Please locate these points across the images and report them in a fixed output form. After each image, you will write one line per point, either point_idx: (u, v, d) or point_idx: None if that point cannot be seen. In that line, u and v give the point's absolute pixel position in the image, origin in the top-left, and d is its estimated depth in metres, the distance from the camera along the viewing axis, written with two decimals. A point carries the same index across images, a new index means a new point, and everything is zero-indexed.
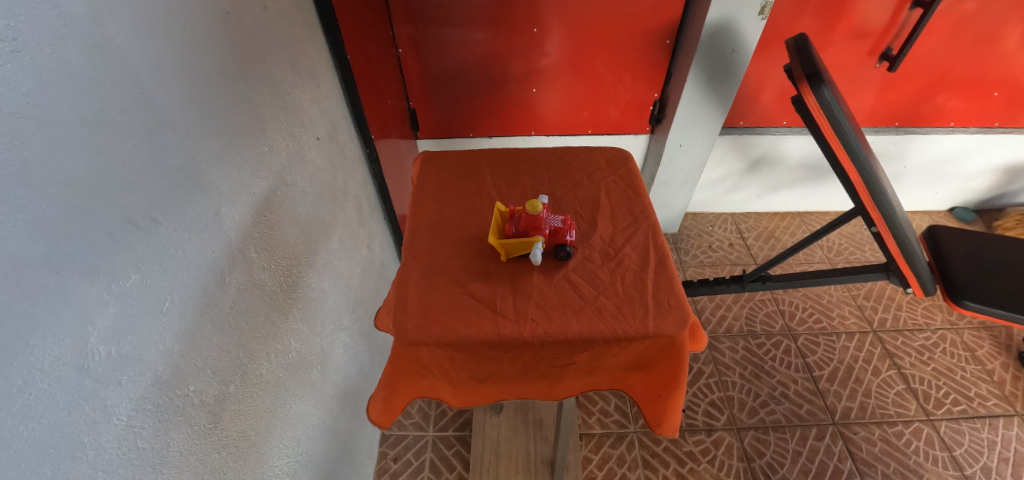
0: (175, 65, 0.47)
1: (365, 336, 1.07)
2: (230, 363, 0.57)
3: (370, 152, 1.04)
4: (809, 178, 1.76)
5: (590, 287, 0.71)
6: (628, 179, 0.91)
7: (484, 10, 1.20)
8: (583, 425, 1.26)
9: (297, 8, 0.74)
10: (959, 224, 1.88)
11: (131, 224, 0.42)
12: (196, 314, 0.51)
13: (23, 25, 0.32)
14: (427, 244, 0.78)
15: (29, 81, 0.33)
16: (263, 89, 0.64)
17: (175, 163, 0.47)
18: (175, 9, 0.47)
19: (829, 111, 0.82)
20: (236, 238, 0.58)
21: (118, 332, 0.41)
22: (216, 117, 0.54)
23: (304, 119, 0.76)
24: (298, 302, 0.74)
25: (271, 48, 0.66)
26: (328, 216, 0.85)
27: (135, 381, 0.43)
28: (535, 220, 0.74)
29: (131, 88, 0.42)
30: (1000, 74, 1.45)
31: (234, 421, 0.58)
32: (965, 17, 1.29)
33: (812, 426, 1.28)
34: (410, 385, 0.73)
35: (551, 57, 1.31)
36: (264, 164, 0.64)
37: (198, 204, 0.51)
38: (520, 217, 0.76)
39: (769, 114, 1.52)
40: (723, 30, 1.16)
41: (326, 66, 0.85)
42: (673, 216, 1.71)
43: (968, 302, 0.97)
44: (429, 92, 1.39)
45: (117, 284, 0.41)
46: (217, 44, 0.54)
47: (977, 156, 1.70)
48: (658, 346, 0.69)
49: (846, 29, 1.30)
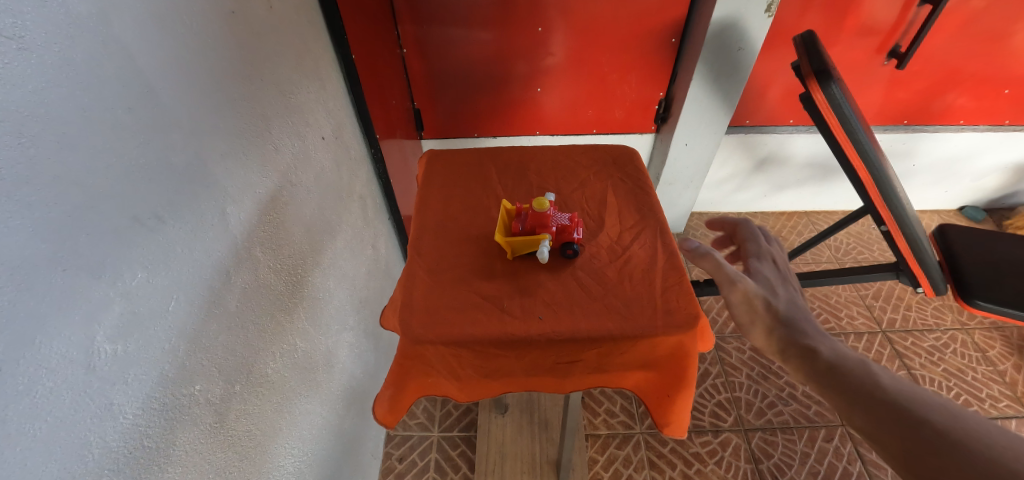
0: (180, 63, 0.47)
1: (371, 336, 1.07)
2: (235, 362, 0.57)
3: (375, 152, 1.04)
4: (816, 177, 1.74)
5: (598, 285, 0.71)
6: (635, 176, 0.91)
7: (488, 10, 1.20)
8: (589, 426, 1.26)
9: (302, 8, 0.74)
10: (969, 223, 1.86)
11: (138, 222, 0.42)
12: (201, 314, 0.51)
13: (29, 23, 0.32)
14: (433, 242, 0.78)
15: (35, 79, 0.33)
16: (269, 89, 0.64)
17: (181, 161, 0.47)
18: (181, 7, 0.47)
19: (837, 107, 0.81)
20: (241, 237, 0.58)
21: (124, 330, 0.41)
22: (222, 115, 0.54)
23: (310, 118, 0.76)
24: (304, 301, 0.74)
25: (277, 46, 0.66)
26: (334, 216, 0.85)
27: (141, 380, 0.43)
28: (542, 218, 0.74)
29: (137, 86, 0.41)
30: (1011, 71, 1.43)
31: (240, 420, 0.58)
32: (974, 14, 1.27)
33: (821, 428, 1.27)
34: (416, 385, 0.73)
35: (555, 56, 1.31)
36: (271, 163, 0.65)
37: (204, 203, 0.51)
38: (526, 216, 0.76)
39: (776, 113, 1.51)
40: (730, 28, 1.15)
41: (332, 66, 0.85)
42: (679, 216, 1.70)
43: (979, 302, 0.96)
44: (434, 92, 1.39)
45: (123, 282, 0.40)
46: (223, 43, 0.54)
47: (987, 154, 1.68)
48: (667, 346, 0.68)
49: (854, 26, 1.28)
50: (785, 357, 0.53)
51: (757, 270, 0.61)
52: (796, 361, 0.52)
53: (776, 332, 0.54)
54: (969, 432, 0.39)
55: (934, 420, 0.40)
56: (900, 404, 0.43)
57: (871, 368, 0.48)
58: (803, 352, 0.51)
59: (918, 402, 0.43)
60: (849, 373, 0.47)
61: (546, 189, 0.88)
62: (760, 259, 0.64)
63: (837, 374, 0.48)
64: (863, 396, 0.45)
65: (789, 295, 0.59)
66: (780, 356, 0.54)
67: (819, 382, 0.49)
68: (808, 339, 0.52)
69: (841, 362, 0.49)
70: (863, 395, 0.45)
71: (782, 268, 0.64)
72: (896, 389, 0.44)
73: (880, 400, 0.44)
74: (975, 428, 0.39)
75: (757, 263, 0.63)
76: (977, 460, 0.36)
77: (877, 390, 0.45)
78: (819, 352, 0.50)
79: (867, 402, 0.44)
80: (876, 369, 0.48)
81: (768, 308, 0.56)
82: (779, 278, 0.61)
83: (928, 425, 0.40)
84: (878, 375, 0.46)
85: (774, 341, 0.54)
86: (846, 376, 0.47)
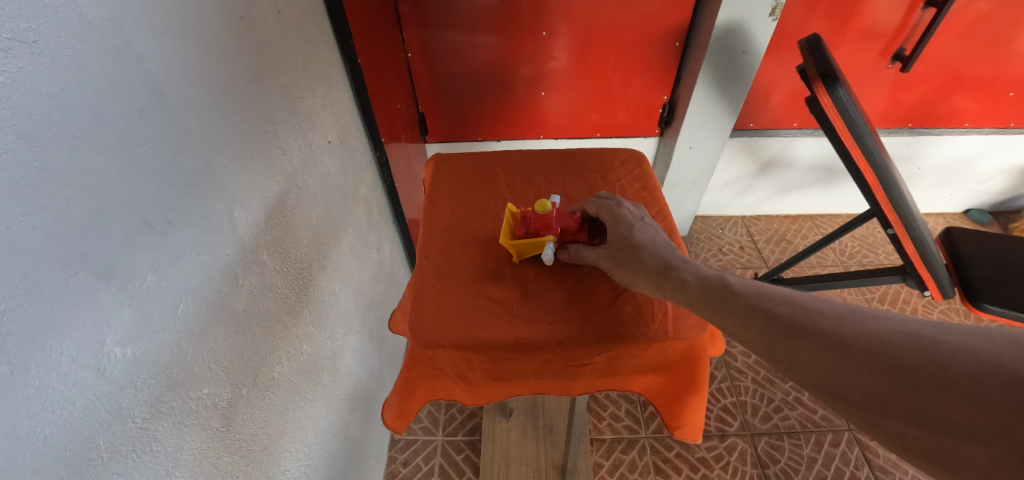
0: (190, 67, 0.47)
1: (375, 339, 1.06)
2: (242, 365, 0.57)
3: (380, 156, 1.04)
4: (820, 180, 1.74)
5: (606, 288, 0.71)
6: (643, 180, 0.90)
7: (492, 14, 1.21)
8: (594, 430, 1.25)
9: (309, 12, 0.74)
10: (975, 226, 1.85)
11: (148, 226, 0.42)
12: (209, 318, 0.51)
13: (44, 29, 0.33)
14: (441, 245, 0.78)
15: (48, 83, 0.33)
16: (276, 93, 0.64)
17: (190, 165, 0.47)
18: (191, 12, 0.47)
19: (844, 111, 0.81)
20: (249, 240, 0.58)
21: (134, 334, 0.41)
22: (230, 119, 0.54)
23: (315, 122, 0.76)
24: (310, 305, 0.74)
25: (285, 51, 0.67)
26: (339, 219, 0.85)
27: (150, 383, 0.43)
28: (543, 219, 0.74)
29: (148, 91, 0.42)
30: (1016, 74, 1.42)
31: (246, 424, 0.58)
32: (979, 16, 1.27)
33: (827, 432, 1.26)
34: (424, 389, 0.73)
35: (559, 60, 1.31)
36: (277, 166, 0.65)
37: (213, 206, 0.51)
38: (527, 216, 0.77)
39: (780, 116, 1.51)
40: (733, 32, 1.15)
41: (337, 70, 0.85)
42: (683, 219, 1.70)
43: (987, 305, 0.96)
44: (438, 96, 1.39)
45: (133, 285, 0.40)
46: (232, 47, 0.54)
47: (992, 157, 1.68)
48: (677, 349, 0.68)
49: (858, 29, 1.28)
50: (662, 289, 0.58)
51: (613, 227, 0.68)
52: (671, 289, 0.57)
53: (642, 274, 0.61)
54: (810, 308, 0.45)
55: (782, 308, 0.47)
56: (758, 303, 0.48)
57: (727, 279, 0.54)
58: (675, 279, 0.57)
59: (770, 297, 0.49)
60: (714, 285, 0.53)
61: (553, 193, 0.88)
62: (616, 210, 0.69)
63: (706, 287, 0.54)
64: (729, 303, 0.50)
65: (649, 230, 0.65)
66: (657, 290, 0.59)
67: (693, 299, 0.54)
68: (674, 269, 0.59)
69: (706, 279, 0.55)
70: (728, 302, 0.50)
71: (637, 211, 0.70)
72: (747, 291, 0.51)
73: (740, 301, 0.50)
74: (813, 305, 0.45)
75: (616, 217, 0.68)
76: (822, 331, 0.42)
77: (734, 293, 0.51)
78: (685, 278, 0.57)
79: (732, 306, 0.50)
80: (732, 278, 0.54)
81: (632, 256, 0.63)
82: (635, 219, 0.67)
83: (779, 316, 0.46)
84: (733, 282, 0.52)
85: (651, 277, 0.60)
86: (713, 288, 0.53)
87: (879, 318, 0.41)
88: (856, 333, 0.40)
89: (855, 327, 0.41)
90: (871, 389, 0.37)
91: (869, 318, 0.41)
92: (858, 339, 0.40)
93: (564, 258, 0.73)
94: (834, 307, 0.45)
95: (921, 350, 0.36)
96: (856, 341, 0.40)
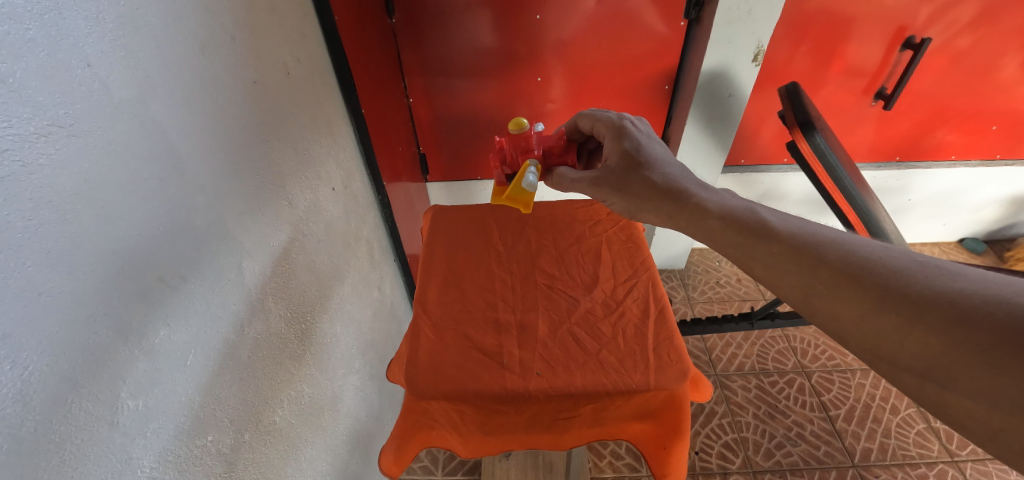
0: (205, 131, 0.51)
1: (376, 378, 1.07)
2: (245, 412, 0.59)
3: (382, 199, 1.08)
4: (813, 212, 1.78)
5: (592, 340, 0.73)
6: (628, 230, 0.93)
7: (490, 61, 1.27)
8: (594, 469, 1.24)
9: (316, 73, 0.79)
10: (970, 255, 1.89)
11: (163, 282, 0.45)
12: (216, 366, 0.53)
13: (78, 113, 0.36)
14: (437, 298, 0.81)
15: (80, 161, 0.36)
16: (285, 149, 0.69)
17: (204, 222, 0.51)
18: (209, 82, 0.52)
19: (822, 156, 0.87)
20: (256, 290, 0.61)
21: (145, 385, 0.43)
22: (240, 177, 0.57)
23: (321, 172, 0.80)
24: (312, 348, 0.76)
25: (294, 111, 0.72)
26: (341, 262, 0.88)
27: (158, 433, 0.45)
28: (521, 143, 0.84)
29: (167, 158, 0.45)
30: (999, 108, 1.46)
31: (246, 469, 0.59)
32: (959, 54, 1.32)
33: (831, 469, 1.24)
34: (420, 437, 0.74)
35: (554, 102, 1.37)
36: (285, 216, 0.68)
37: (222, 259, 0.54)
38: (504, 147, 0.84)
39: (770, 152, 1.55)
40: (719, 76, 1.21)
41: (343, 122, 0.90)
42: (680, 252, 1.74)
43: None
44: (440, 137, 1.45)
45: (146, 341, 0.43)
46: (244, 109, 0.58)
47: (981, 188, 1.72)
48: (659, 400, 0.70)
49: (840, 68, 1.34)
50: (680, 221, 0.64)
51: (618, 150, 0.74)
52: (687, 222, 0.63)
53: (652, 199, 0.68)
54: (865, 258, 0.46)
55: (833, 255, 0.47)
56: (800, 247, 0.50)
57: (763, 216, 0.56)
58: (698, 213, 0.62)
59: (816, 243, 0.50)
60: (745, 221, 0.57)
61: (541, 247, 0.91)
62: (624, 135, 0.75)
63: (736, 222, 0.58)
64: (765, 250, 0.53)
65: (654, 150, 0.73)
66: (674, 223, 0.65)
67: (734, 230, 0.57)
68: (692, 199, 0.64)
69: (730, 213, 0.59)
70: (763, 245, 0.53)
71: (642, 131, 0.77)
72: (782, 228, 0.53)
73: (775, 238, 0.53)
74: (872, 254, 0.46)
75: (622, 141, 0.75)
76: (883, 284, 0.43)
77: (774, 238, 0.53)
78: (708, 208, 0.61)
79: (764, 256, 0.53)
80: (763, 213, 0.57)
81: (642, 180, 0.69)
82: (638, 133, 0.75)
83: (828, 262, 0.47)
84: (769, 220, 0.55)
85: (669, 206, 0.66)
86: (742, 223, 0.57)
87: (953, 277, 0.40)
88: (927, 295, 0.40)
89: (927, 286, 0.41)
90: (937, 362, 0.39)
91: (941, 277, 0.41)
92: (929, 301, 0.40)
93: (553, 182, 0.82)
94: (897, 258, 0.44)
95: (1003, 328, 0.35)
96: (929, 303, 0.40)
